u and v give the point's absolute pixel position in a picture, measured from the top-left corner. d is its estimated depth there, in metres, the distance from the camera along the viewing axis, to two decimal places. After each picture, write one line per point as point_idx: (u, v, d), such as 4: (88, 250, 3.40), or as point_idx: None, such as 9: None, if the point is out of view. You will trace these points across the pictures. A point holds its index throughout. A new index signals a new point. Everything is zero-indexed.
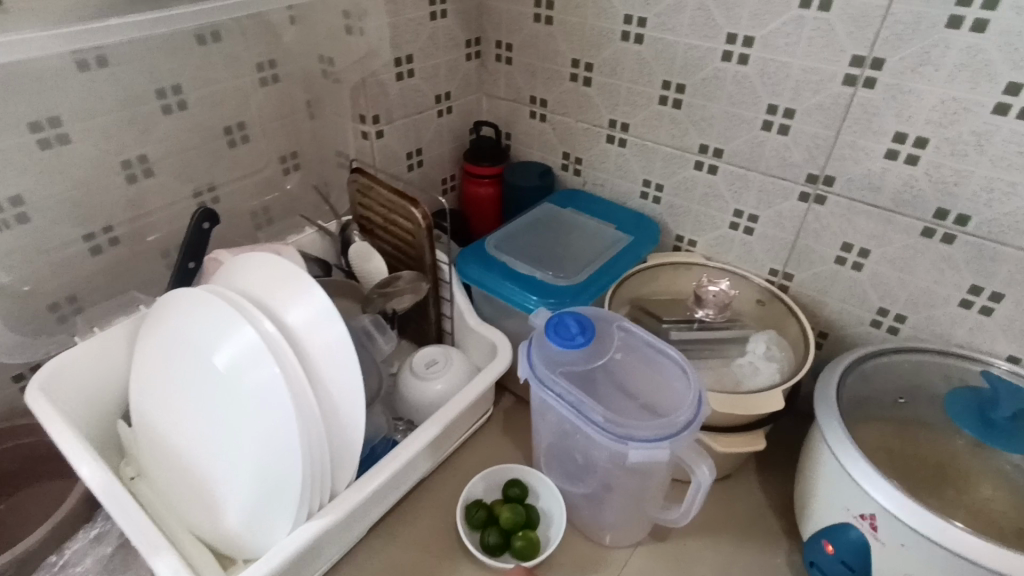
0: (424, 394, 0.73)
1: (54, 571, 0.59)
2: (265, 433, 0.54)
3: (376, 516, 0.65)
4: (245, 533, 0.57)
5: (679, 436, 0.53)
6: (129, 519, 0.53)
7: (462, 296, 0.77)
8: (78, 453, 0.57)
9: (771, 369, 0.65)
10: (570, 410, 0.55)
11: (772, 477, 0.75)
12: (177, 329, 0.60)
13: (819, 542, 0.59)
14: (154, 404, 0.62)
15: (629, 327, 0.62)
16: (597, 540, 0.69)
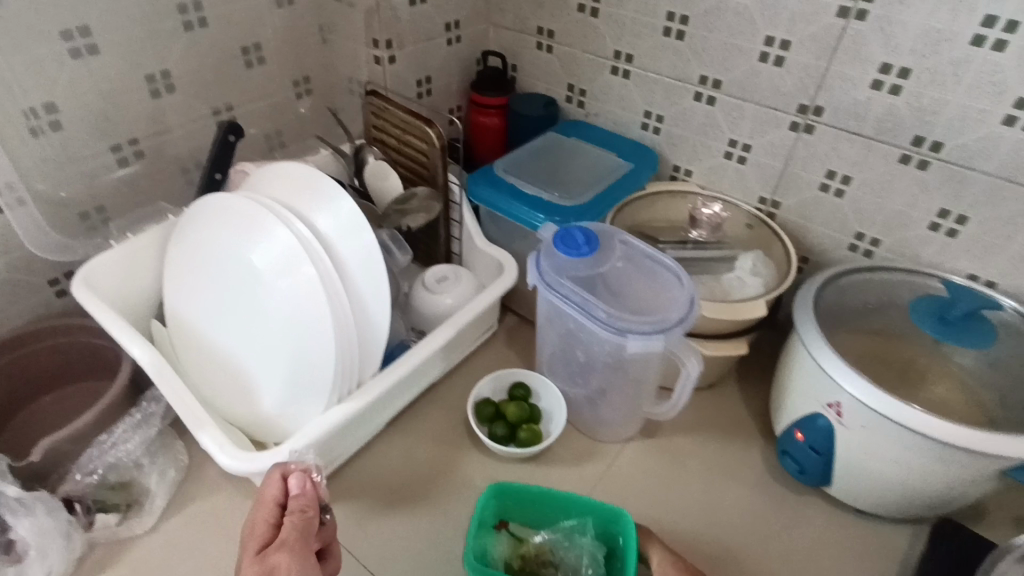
0: (435, 306, 0.78)
1: (105, 447, 0.65)
2: (297, 325, 0.60)
3: (393, 410, 0.72)
4: (276, 416, 0.63)
5: (673, 331, 0.59)
6: (179, 397, 0.60)
7: (471, 217, 0.82)
8: (126, 337, 0.63)
9: (756, 283, 0.71)
10: (577, 310, 0.62)
11: (752, 387, 0.83)
12: (211, 232, 0.65)
13: (792, 432, 0.68)
14: (190, 302, 0.67)
15: (629, 240, 0.67)
16: (594, 436, 0.76)
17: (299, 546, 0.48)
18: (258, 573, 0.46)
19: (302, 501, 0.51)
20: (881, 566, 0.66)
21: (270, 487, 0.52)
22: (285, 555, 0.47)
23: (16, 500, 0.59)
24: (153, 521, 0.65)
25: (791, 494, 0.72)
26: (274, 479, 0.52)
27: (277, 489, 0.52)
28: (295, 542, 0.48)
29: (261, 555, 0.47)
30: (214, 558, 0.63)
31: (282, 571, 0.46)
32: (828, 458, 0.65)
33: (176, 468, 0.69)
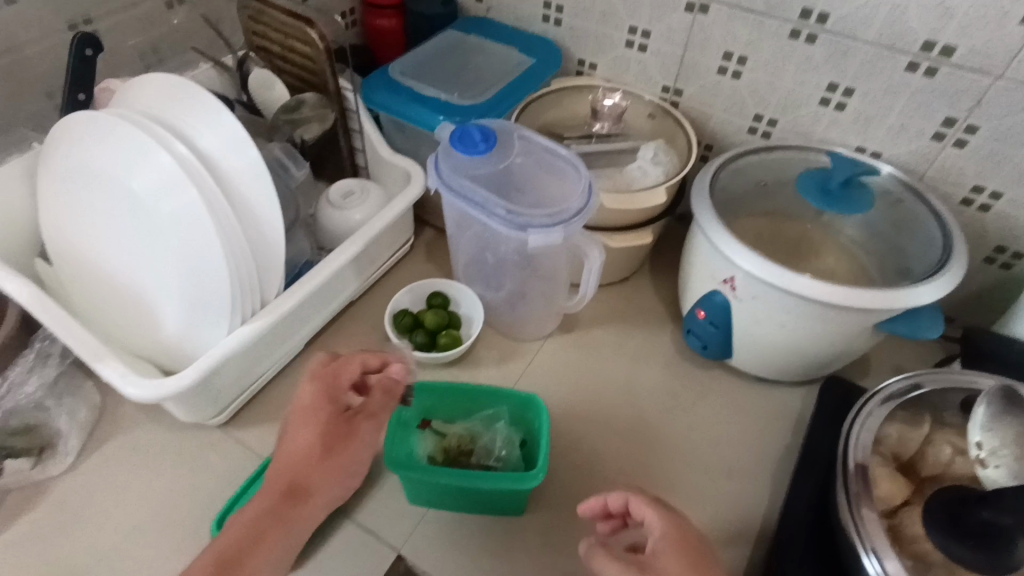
0: (344, 223, 0.76)
1: (3, 391, 0.62)
2: (185, 246, 0.57)
3: (309, 329, 0.72)
4: (179, 343, 0.61)
5: (572, 222, 0.60)
6: (69, 332, 0.57)
7: (372, 126, 0.78)
8: (2, 274, 0.59)
9: (658, 171, 0.72)
10: (476, 209, 0.61)
11: (665, 275, 0.86)
12: (78, 155, 0.60)
13: (694, 311, 0.71)
14: (71, 233, 0.63)
15: (528, 135, 0.66)
16: (515, 336, 0.78)
17: (374, 425, 0.57)
18: (332, 433, 0.55)
19: (385, 389, 0.58)
20: (779, 424, 0.72)
21: (353, 364, 0.58)
22: (363, 429, 0.56)
23: None
24: (69, 462, 0.64)
25: (700, 371, 0.76)
26: (355, 364, 0.58)
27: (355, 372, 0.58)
28: (376, 418, 0.57)
29: (341, 419, 0.56)
30: (139, 490, 0.63)
31: (353, 442, 0.56)
32: (726, 331, 0.70)
33: (88, 408, 0.67)
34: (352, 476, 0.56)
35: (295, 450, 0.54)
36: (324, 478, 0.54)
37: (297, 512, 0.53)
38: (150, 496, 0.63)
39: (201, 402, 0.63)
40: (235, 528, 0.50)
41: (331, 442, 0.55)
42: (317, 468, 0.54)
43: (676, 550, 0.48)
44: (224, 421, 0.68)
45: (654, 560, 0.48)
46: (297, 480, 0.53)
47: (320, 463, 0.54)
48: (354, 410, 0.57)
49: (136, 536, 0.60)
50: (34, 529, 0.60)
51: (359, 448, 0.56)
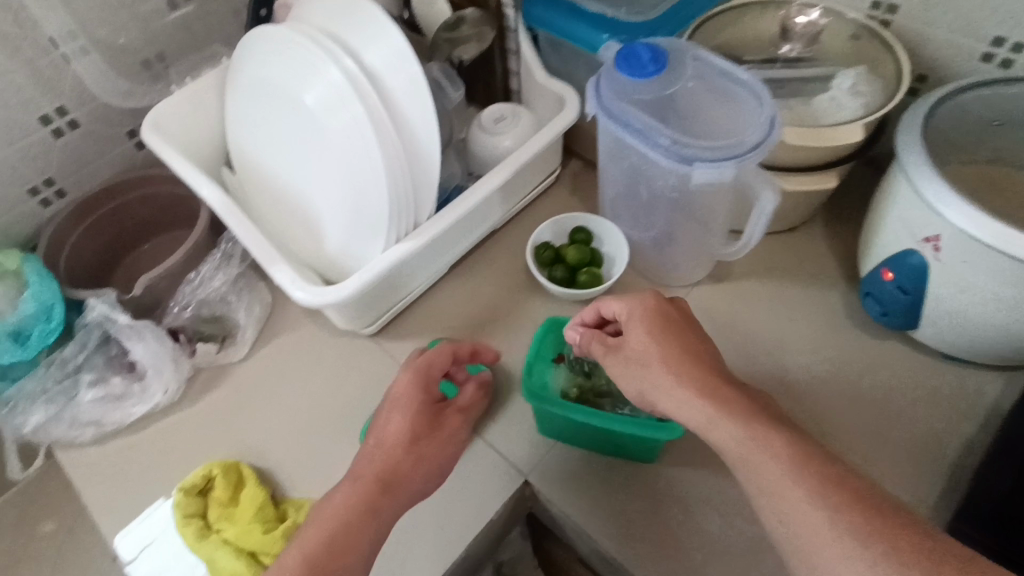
0: (493, 149, 0.74)
1: (196, 284, 0.71)
2: (350, 162, 0.59)
3: (455, 253, 0.73)
4: (340, 255, 0.65)
5: (747, 157, 0.53)
6: (250, 236, 0.63)
7: (528, 45, 0.73)
8: (197, 178, 0.65)
9: (855, 104, 0.62)
10: (638, 138, 0.56)
11: (839, 226, 0.75)
12: (260, 69, 0.63)
13: (880, 272, 0.62)
14: (252, 144, 0.68)
15: (704, 56, 0.59)
16: (660, 279, 0.74)
17: (446, 435, 0.60)
18: (418, 422, 0.58)
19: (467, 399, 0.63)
20: (966, 413, 0.62)
21: (439, 354, 0.62)
22: (447, 424, 0.60)
23: (129, 328, 0.68)
24: (245, 351, 0.72)
25: (871, 341, 0.67)
26: (444, 352, 0.62)
27: (445, 359, 0.62)
28: (456, 416, 0.62)
29: (425, 413, 0.59)
30: (299, 385, 0.70)
31: (437, 437, 0.59)
32: (916, 298, 0.60)
33: (261, 305, 0.74)
34: (438, 467, 0.58)
35: (386, 438, 0.57)
36: (410, 468, 0.56)
37: (386, 507, 0.53)
38: (309, 390, 0.69)
39: (357, 312, 0.67)
40: (326, 512, 0.52)
41: (418, 431, 0.58)
42: (412, 456, 0.56)
43: (634, 316, 0.53)
44: (375, 332, 0.72)
45: (624, 339, 0.53)
46: (389, 477, 0.54)
47: (407, 451, 0.56)
48: (435, 408, 0.61)
49: (297, 423, 0.67)
50: (218, 404, 0.69)
51: (442, 441, 0.59)
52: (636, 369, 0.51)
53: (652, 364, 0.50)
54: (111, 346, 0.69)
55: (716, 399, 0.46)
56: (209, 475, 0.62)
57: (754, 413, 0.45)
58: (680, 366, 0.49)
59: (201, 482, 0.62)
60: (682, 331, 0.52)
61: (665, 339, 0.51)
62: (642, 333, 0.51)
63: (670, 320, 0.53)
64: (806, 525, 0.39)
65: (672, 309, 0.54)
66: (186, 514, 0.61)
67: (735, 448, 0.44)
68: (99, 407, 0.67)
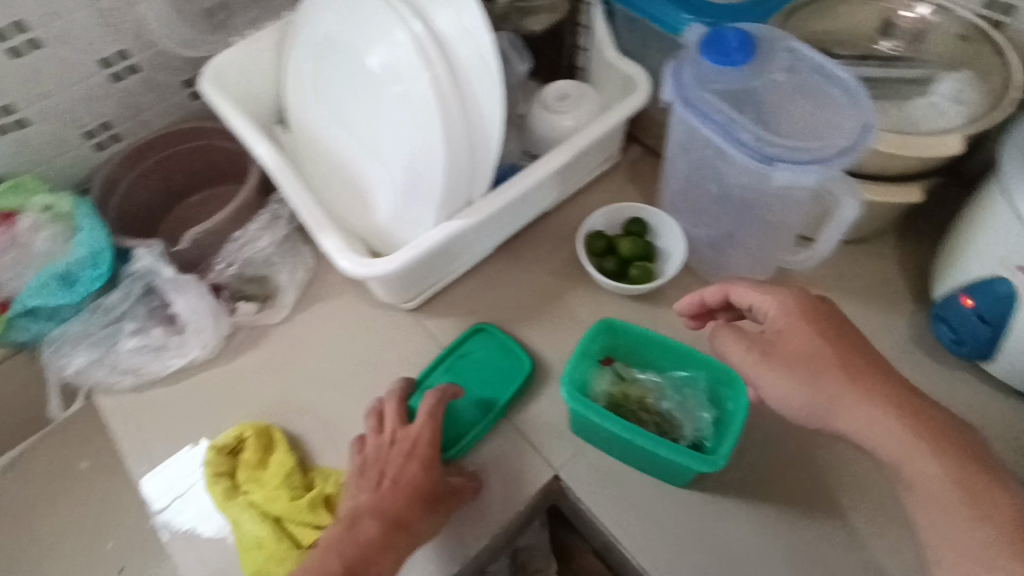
0: (554, 128, 0.71)
1: (241, 244, 0.70)
2: (409, 132, 0.57)
3: (504, 234, 0.70)
4: (390, 226, 0.63)
5: (835, 163, 0.49)
6: (300, 198, 0.61)
7: (602, 21, 0.69)
8: (251, 135, 0.64)
9: (957, 113, 0.56)
10: (715, 130, 0.53)
11: (915, 242, 0.70)
12: (324, 27, 0.61)
13: (958, 296, 0.58)
14: (309, 104, 0.66)
15: (797, 48, 0.54)
16: (715, 281, 0.70)
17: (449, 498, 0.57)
18: (428, 473, 0.56)
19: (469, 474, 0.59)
20: None
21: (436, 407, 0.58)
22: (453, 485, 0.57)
23: (173, 281, 0.68)
24: (284, 314, 0.71)
25: (937, 368, 0.63)
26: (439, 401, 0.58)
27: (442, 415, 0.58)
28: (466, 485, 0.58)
29: (427, 467, 0.56)
30: (335, 354, 0.69)
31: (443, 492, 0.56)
32: (997, 330, 0.56)
33: (304, 270, 0.73)
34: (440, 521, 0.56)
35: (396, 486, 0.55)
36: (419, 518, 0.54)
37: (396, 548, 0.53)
38: (346, 359, 0.68)
39: (399, 286, 0.65)
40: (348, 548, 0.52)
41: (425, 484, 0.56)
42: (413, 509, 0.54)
43: (803, 323, 0.49)
44: (416, 307, 0.71)
45: (778, 339, 0.50)
46: (398, 525, 0.53)
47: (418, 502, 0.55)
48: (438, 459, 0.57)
49: (331, 392, 0.66)
50: (254, 365, 0.69)
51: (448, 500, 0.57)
52: (794, 373, 0.48)
53: (821, 370, 0.47)
54: (153, 297, 0.69)
55: (941, 433, 0.44)
56: (241, 436, 0.62)
57: (940, 441, 0.44)
58: (875, 388, 0.46)
59: (232, 442, 0.62)
60: (844, 333, 0.49)
61: (837, 349, 0.48)
62: (810, 336, 0.48)
63: (846, 331, 0.49)
64: (962, 549, 0.41)
65: (836, 315, 0.50)
66: (216, 473, 0.61)
67: (931, 482, 0.43)
68: (140, 355, 0.67)
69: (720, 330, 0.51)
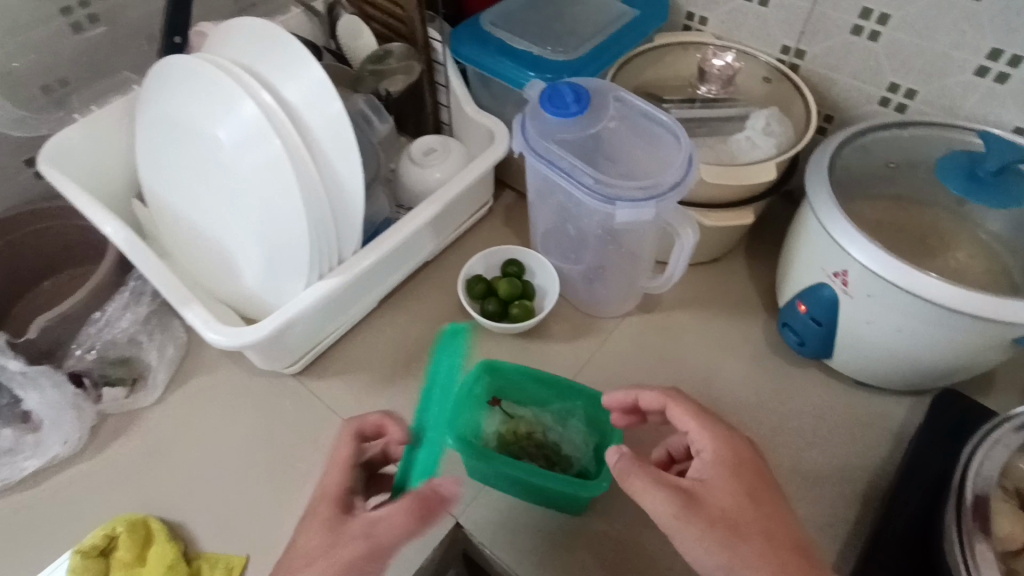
0: (423, 182, 0.73)
1: (101, 326, 0.67)
2: (267, 200, 0.57)
3: (384, 288, 0.71)
4: (259, 294, 0.62)
5: (666, 197, 0.54)
6: (158, 275, 0.59)
7: (458, 79, 0.74)
8: (100, 215, 0.61)
9: (768, 144, 0.64)
10: (560, 175, 0.57)
11: (759, 257, 0.78)
12: (172, 101, 0.60)
13: (794, 303, 0.65)
14: (165, 178, 0.65)
15: (625, 97, 0.60)
16: (591, 312, 0.74)
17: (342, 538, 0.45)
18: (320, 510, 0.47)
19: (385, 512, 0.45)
20: (879, 437, 0.65)
21: (343, 446, 0.51)
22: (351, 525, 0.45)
23: (22, 374, 0.62)
24: (158, 394, 0.67)
25: (790, 369, 0.70)
26: (345, 440, 0.52)
27: (349, 449, 0.51)
28: (375, 523, 0.45)
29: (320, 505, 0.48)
30: (217, 430, 0.66)
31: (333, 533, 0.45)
32: (829, 330, 0.63)
33: (176, 345, 0.70)
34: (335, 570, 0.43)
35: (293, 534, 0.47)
36: (300, 564, 0.44)
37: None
38: (228, 434, 0.65)
39: (276, 352, 0.64)
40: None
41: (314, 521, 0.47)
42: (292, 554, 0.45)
43: (724, 471, 0.48)
44: (300, 371, 0.69)
45: (700, 490, 0.47)
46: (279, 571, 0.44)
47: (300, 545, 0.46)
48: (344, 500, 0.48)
49: (215, 470, 0.63)
50: (124, 455, 0.64)
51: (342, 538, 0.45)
52: (717, 536, 0.44)
53: (743, 532, 0.44)
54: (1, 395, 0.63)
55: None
56: (111, 533, 0.58)
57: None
58: (803, 551, 0.45)
59: (102, 542, 0.57)
60: (770, 493, 0.47)
61: (756, 509, 0.46)
62: (733, 493, 0.46)
63: (765, 485, 0.48)
64: None
65: (753, 463, 0.49)
66: None
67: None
68: None
69: (631, 466, 0.48)
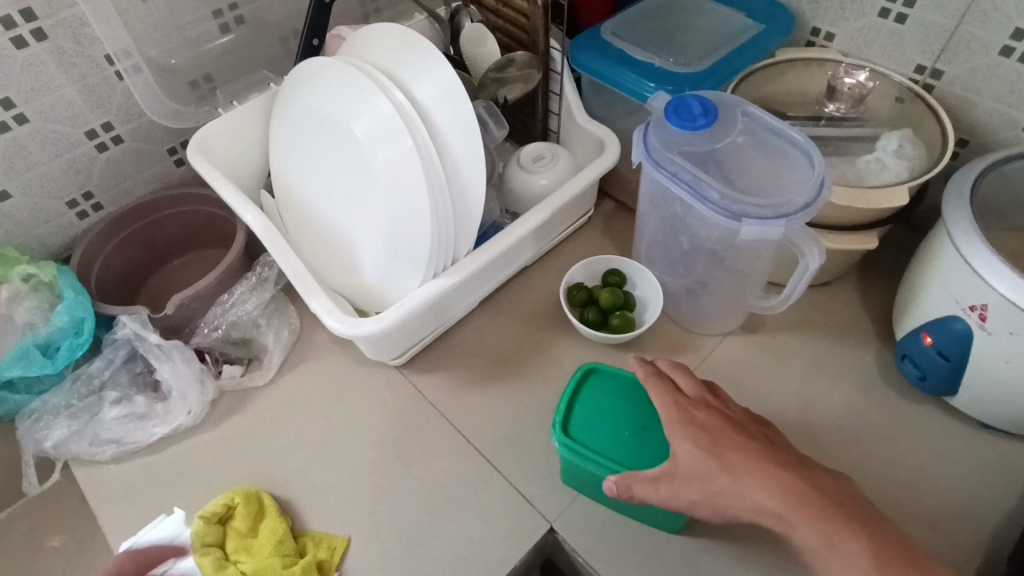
0: (530, 187, 0.74)
1: (227, 306, 0.71)
2: (394, 196, 0.59)
3: (488, 289, 0.73)
4: (377, 285, 0.64)
5: (795, 217, 0.53)
6: (288, 263, 0.63)
7: (572, 89, 0.75)
8: (239, 202, 0.66)
9: (899, 167, 0.62)
10: (684, 188, 0.57)
11: (873, 283, 0.75)
12: (311, 98, 0.64)
13: (918, 335, 0.62)
14: (296, 171, 0.69)
15: (753, 112, 0.59)
16: (692, 328, 0.73)
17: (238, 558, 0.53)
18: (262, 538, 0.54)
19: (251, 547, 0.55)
20: (1003, 485, 0.61)
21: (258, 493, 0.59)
22: None
23: (157, 347, 0.67)
24: (270, 375, 0.71)
25: (905, 403, 0.67)
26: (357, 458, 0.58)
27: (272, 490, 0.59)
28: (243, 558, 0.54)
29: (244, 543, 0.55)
30: (323, 413, 0.69)
31: None
32: (957, 366, 0.59)
33: (289, 330, 0.74)
34: None
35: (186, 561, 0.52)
36: None
37: None
38: (329, 420, 0.68)
39: (386, 344, 0.66)
40: None
41: None
42: None
43: (683, 431, 0.51)
44: (402, 363, 0.72)
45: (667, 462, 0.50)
46: None
47: None
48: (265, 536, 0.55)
49: (321, 453, 0.66)
50: (238, 431, 0.68)
51: None
52: (694, 487, 0.49)
53: (712, 477, 0.48)
54: (136, 362, 0.70)
55: (805, 490, 0.47)
56: (230, 503, 0.61)
57: (811, 498, 0.47)
58: (756, 472, 0.48)
59: (221, 510, 0.61)
60: (727, 432, 0.51)
61: (715, 450, 0.50)
62: (694, 448, 0.50)
63: (719, 434, 0.51)
64: None
65: (710, 417, 0.53)
66: (204, 543, 0.59)
67: (813, 550, 0.46)
68: (121, 425, 0.66)
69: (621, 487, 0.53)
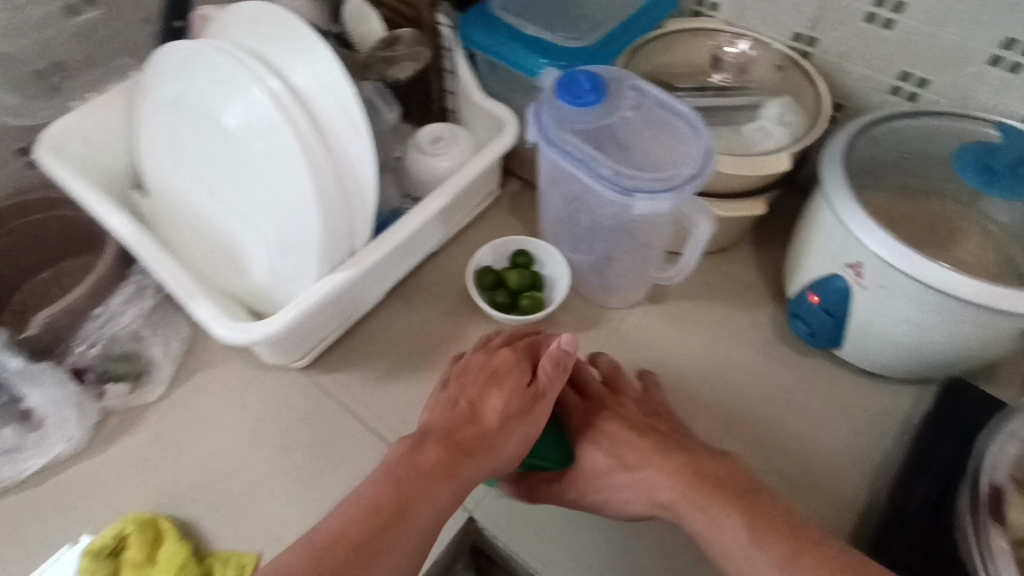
0: (430, 171, 0.72)
1: (103, 320, 0.66)
2: (278, 191, 0.56)
3: (393, 279, 0.70)
4: (269, 285, 0.60)
5: (684, 189, 0.54)
6: (166, 269, 0.58)
7: (465, 66, 0.73)
8: (104, 206, 0.59)
9: (780, 133, 0.64)
10: (578, 166, 0.56)
11: (767, 246, 0.79)
12: (177, 88, 0.58)
13: (806, 294, 0.65)
14: (169, 168, 0.63)
15: (642, 86, 0.59)
16: (601, 302, 0.74)
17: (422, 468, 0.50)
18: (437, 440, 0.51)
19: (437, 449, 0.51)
20: (886, 425, 0.66)
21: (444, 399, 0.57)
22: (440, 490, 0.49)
23: (22, 372, 0.62)
24: (162, 390, 0.66)
25: (799, 358, 0.71)
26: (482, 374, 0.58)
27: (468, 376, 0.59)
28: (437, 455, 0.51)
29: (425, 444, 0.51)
30: (224, 424, 0.65)
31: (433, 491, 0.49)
32: (841, 320, 0.63)
33: (179, 339, 0.69)
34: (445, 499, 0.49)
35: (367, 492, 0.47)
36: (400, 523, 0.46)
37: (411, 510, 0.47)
38: (233, 431, 0.64)
39: (286, 346, 0.63)
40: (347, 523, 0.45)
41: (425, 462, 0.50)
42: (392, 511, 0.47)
43: (589, 441, 0.58)
44: (307, 364, 0.68)
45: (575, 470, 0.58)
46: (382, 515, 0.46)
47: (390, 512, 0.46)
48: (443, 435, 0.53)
49: (226, 466, 0.62)
50: (128, 453, 0.63)
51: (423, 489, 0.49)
52: (600, 489, 0.56)
53: (611, 478, 0.56)
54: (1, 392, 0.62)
55: (696, 477, 0.52)
56: (121, 533, 0.57)
57: (698, 484, 0.52)
58: (652, 465, 0.54)
59: (111, 542, 0.56)
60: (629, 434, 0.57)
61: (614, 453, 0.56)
62: (599, 455, 0.57)
63: (621, 437, 0.57)
64: None
65: (614, 423, 0.58)
66: None
67: (701, 531, 0.50)
68: None
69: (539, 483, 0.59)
